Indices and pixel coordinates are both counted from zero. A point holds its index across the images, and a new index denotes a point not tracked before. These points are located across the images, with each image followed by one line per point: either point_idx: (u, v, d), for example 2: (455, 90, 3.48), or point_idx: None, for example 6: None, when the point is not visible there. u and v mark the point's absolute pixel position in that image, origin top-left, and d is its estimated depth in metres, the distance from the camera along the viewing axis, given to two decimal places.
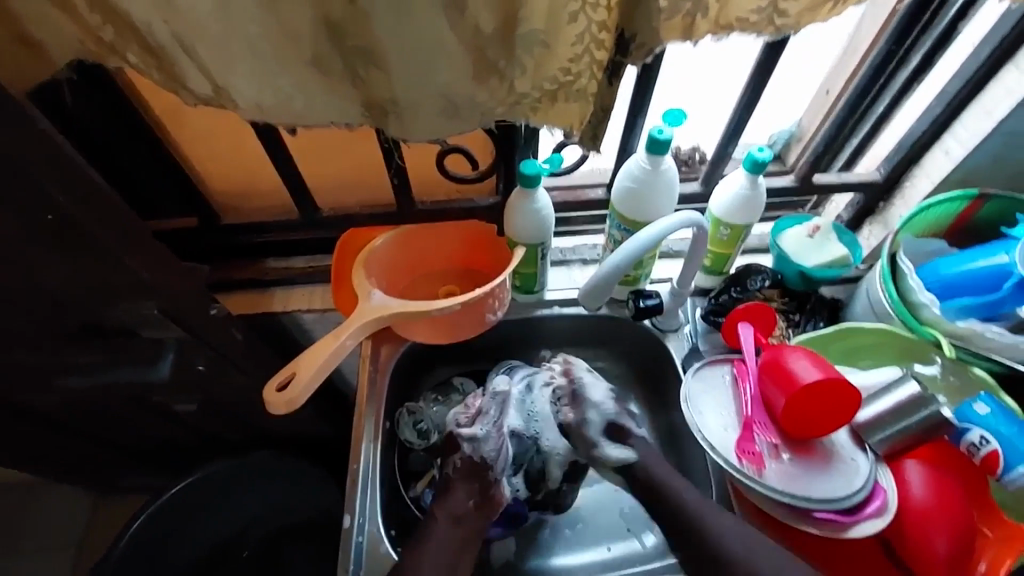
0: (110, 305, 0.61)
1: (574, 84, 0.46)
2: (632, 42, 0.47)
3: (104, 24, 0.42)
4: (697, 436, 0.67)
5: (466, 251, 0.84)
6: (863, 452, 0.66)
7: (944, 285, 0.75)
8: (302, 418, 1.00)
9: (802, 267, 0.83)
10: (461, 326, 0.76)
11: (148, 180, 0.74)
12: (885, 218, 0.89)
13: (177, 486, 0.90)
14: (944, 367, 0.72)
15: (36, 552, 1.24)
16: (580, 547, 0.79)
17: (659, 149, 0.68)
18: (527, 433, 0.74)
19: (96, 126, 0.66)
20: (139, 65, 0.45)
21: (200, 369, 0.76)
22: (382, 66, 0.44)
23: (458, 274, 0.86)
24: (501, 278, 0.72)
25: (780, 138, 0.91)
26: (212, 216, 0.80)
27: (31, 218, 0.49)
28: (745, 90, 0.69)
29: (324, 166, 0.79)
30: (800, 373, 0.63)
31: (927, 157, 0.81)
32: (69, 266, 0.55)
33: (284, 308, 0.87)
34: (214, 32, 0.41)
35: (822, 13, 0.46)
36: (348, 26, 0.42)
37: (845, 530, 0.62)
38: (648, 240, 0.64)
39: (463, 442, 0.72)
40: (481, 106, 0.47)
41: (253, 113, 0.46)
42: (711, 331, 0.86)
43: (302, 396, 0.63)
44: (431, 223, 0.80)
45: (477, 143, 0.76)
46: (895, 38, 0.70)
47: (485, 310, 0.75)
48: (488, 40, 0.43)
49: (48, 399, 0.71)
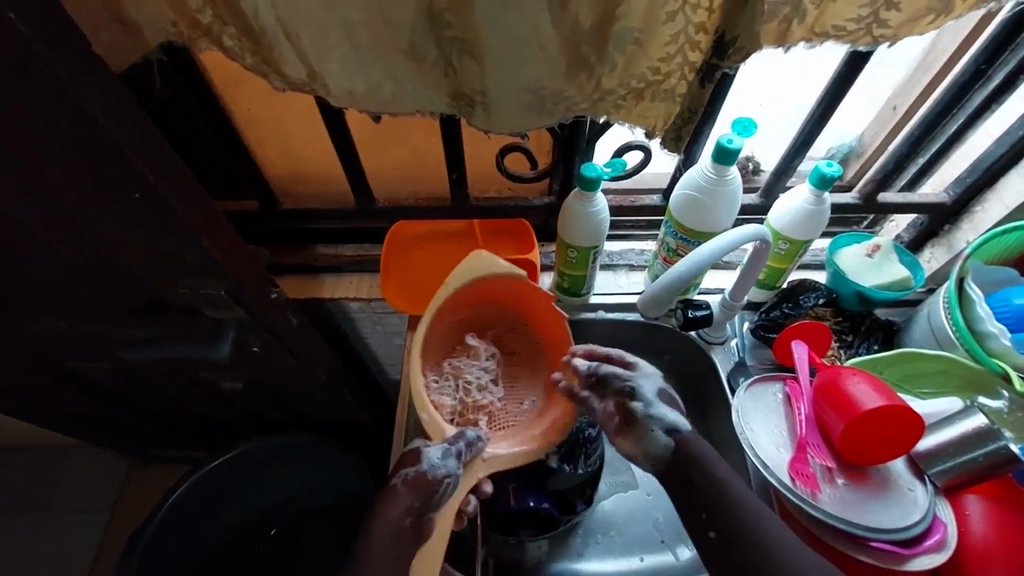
0: (179, 283, 0.60)
1: (662, 83, 0.46)
2: (731, 45, 0.46)
3: (205, 7, 0.44)
4: (749, 451, 0.65)
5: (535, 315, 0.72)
6: (922, 483, 0.64)
7: (1016, 317, 0.72)
8: (339, 401, 1.01)
9: (859, 286, 0.81)
10: (448, 386, 0.70)
11: (214, 158, 0.75)
12: (951, 242, 0.86)
13: (217, 459, 0.90)
14: (1011, 403, 0.70)
15: (75, 512, 1.28)
16: (610, 555, 0.80)
17: (726, 159, 0.66)
18: (472, 472, 0.61)
19: (175, 106, 0.68)
20: (234, 48, 0.46)
21: (255, 350, 0.75)
22: (478, 59, 0.45)
23: (524, 330, 0.75)
24: (478, 257, 0.66)
25: (838, 151, 0.88)
26: (272, 199, 0.82)
27: (119, 196, 0.49)
28: (819, 103, 0.67)
29: (383, 158, 0.80)
30: (859, 397, 0.62)
31: (1002, 181, 0.78)
32: (149, 244, 0.55)
33: (331, 296, 0.88)
34: (319, 17, 0.42)
35: (922, 25, 0.45)
36: (450, 15, 0.43)
37: (901, 562, 0.60)
38: (714, 252, 0.62)
39: (434, 470, 0.58)
40: (567, 101, 0.48)
41: (343, 98, 0.47)
42: (758, 346, 0.85)
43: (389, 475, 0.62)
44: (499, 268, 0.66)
45: (536, 141, 0.76)
46: (986, 55, 0.67)
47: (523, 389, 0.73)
48: (585, 36, 0.43)
49: (106, 366, 0.72)
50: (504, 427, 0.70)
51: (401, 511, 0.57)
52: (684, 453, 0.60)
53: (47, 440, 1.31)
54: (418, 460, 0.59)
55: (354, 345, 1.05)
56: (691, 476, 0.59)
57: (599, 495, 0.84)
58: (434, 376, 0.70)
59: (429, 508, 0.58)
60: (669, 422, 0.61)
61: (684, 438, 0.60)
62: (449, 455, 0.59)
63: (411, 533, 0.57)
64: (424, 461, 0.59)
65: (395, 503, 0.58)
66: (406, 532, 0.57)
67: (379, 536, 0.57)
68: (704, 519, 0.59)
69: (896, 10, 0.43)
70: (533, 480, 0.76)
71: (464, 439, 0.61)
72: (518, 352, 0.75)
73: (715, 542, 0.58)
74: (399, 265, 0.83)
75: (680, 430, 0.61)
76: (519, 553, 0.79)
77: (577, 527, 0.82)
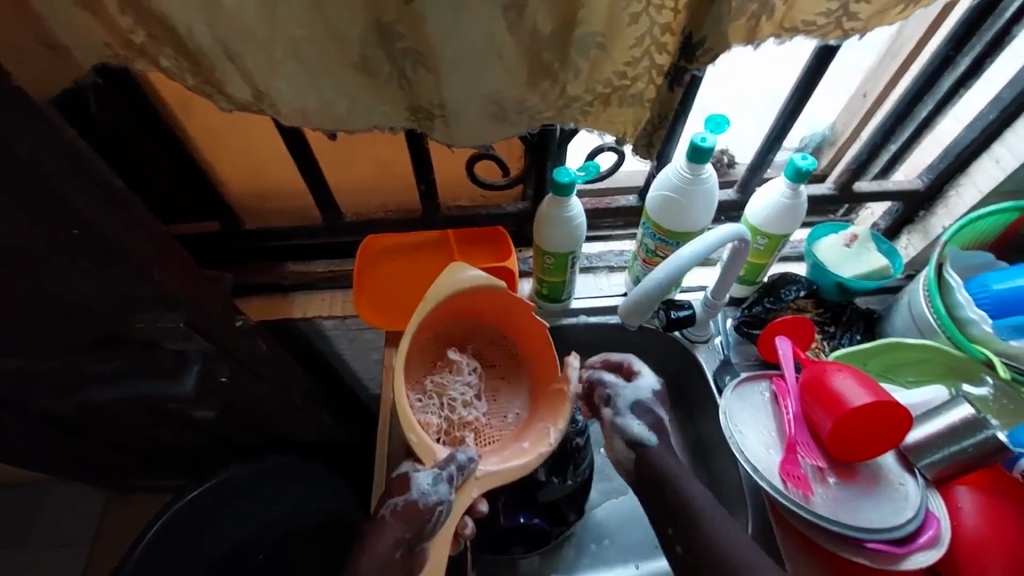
0: (134, 318, 0.57)
1: (630, 87, 0.45)
2: (699, 47, 0.44)
3: (136, 27, 0.40)
4: (739, 455, 0.65)
5: (516, 326, 0.70)
6: (912, 476, 0.63)
7: (995, 301, 0.71)
8: (318, 422, 0.98)
9: (839, 278, 0.80)
10: (432, 404, 0.67)
11: (169, 179, 0.72)
12: (926, 227, 0.86)
13: (195, 490, 0.86)
14: (996, 389, 0.70)
15: (50, 550, 1.23)
16: (605, 565, 0.78)
17: (700, 157, 0.64)
18: (466, 495, 0.58)
19: (122, 128, 0.64)
20: (171, 69, 0.43)
21: (222, 380, 0.72)
22: (433, 71, 0.42)
23: (504, 341, 0.72)
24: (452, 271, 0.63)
25: (811, 140, 0.88)
26: (234, 219, 0.78)
27: (57, 233, 0.46)
28: (789, 99, 0.66)
29: (348, 171, 0.77)
30: (846, 394, 0.61)
31: (975, 165, 0.78)
32: (96, 281, 0.51)
33: (303, 315, 0.85)
34: (260, 34, 0.39)
35: (891, 16, 0.44)
36: (402, 26, 0.40)
37: (896, 561, 0.59)
38: (693, 256, 0.61)
39: (425, 498, 0.56)
40: (531, 111, 0.46)
41: (294, 117, 0.44)
42: (742, 342, 0.84)
43: (378, 503, 0.60)
44: (477, 279, 0.63)
45: (507, 148, 0.74)
46: (954, 42, 0.66)
47: (508, 402, 0.71)
48: (546, 42, 0.41)
49: (65, 407, 0.68)
50: (492, 443, 0.67)
51: (393, 545, 0.55)
52: (650, 466, 0.63)
53: (16, 477, 1.25)
54: (408, 488, 0.57)
55: (331, 362, 1.02)
56: (660, 489, 0.62)
57: (590, 503, 0.82)
58: (417, 395, 0.68)
59: (421, 538, 0.56)
60: (636, 435, 0.64)
61: (651, 451, 0.63)
62: (439, 482, 0.56)
63: (401, 566, 0.55)
64: (413, 488, 0.56)
65: (386, 533, 0.55)
66: (396, 566, 0.55)
67: (368, 571, 0.54)
68: (670, 534, 0.61)
69: (865, 2, 0.42)
70: (521, 496, 0.74)
71: (455, 462, 0.57)
72: (501, 364, 0.73)
73: (682, 556, 0.60)
74: (372, 280, 0.81)
75: (646, 442, 0.63)
76: (513, 569, 0.78)
77: (570, 539, 0.80)
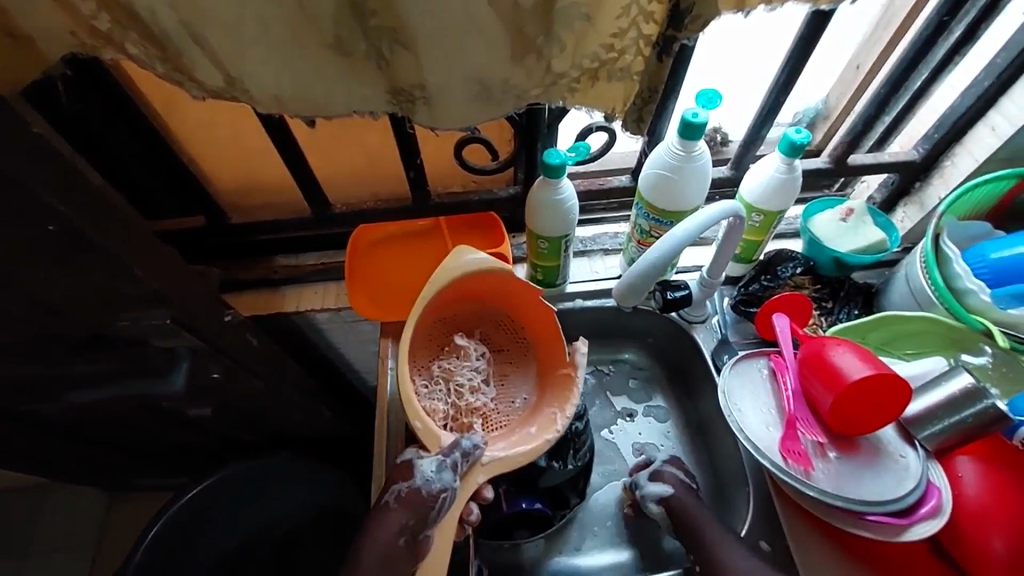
0: (119, 316, 0.56)
1: (618, 60, 0.43)
2: (688, 14, 0.43)
3: (99, 12, 0.39)
4: (739, 434, 0.64)
5: (522, 310, 0.69)
6: (913, 447, 0.64)
7: (994, 271, 0.71)
8: (316, 415, 0.97)
9: (836, 253, 0.79)
10: (440, 389, 0.66)
11: (152, 174, 0.70)
12: (922, 199, 0.85)
13: (195, 489, 0.85)
14: (995, 358, 0.69)
15: (55, 552, 1.23)
16: (608, 546, 0.78)
17: (692, 134, 0.63)
18: (471, 482, 0.58)
19: (100, 123, 0.62)
20: (140, 56, 0.41)
21: (214, 377, 0.71)
22: (411, 49, 0.41)
23: (510, 324, 0.71)
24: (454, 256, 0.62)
25: (805, 115, 0.87)
26: (220, 213, 0.76)
27: (29, 232, 0.44)
28: (781, 71, 0.65)
29: (335, 161, 0.75)
30: (846, 368, 0.60)
31: (971, 133, 0.76)
32: (76, 279, 0.50)
33: (295, 308, 0.83)
34: (227, 15, 0.37)
35: None
36: (375, 4, 0.39)
37: (899, 533, 0.59)
38: (687, 235, 0.60)
39: (430, 484, 0.56)
40: (516, 89, 0.44)
41: (269, 103, 0.43)
42: (740, 321, 0.83)
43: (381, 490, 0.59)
44: (480, 264, 0.62)
45: (495, 131, 0.73)
46: (949, 7, 0.65)
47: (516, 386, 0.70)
48: (527, 16, 0.39)
49: (57, 409, 0.67)
50: (499, 429, 0.66)
51: (397, 530, 0.55)
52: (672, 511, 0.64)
53: None
54: (411, 475, 0.56)
55: (327, 355, 1.01)
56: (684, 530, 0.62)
57: (592, 487, 0.81)
58: (423, 380, 0.66)
59: (424, 526, 0.55)
60: (657, 493, 0.65)
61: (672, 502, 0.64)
62: (444, 470, 0.56)
63: (406, 553, 0.55)
64: (417, 475, 0.56)
65: (388, 518, 0.55)
66: (398, 553, 0.54)
67: (370, 558, 0.54)
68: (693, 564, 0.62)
69: None
70: (522, 482, 0.73)
71: (459, 449, 0.57)
72: (507, 347, 0.71)
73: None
74: (363, 272, 0.79)
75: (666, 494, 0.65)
76: (515, 555, 0.78)
77: (573, 522, 0.80)
